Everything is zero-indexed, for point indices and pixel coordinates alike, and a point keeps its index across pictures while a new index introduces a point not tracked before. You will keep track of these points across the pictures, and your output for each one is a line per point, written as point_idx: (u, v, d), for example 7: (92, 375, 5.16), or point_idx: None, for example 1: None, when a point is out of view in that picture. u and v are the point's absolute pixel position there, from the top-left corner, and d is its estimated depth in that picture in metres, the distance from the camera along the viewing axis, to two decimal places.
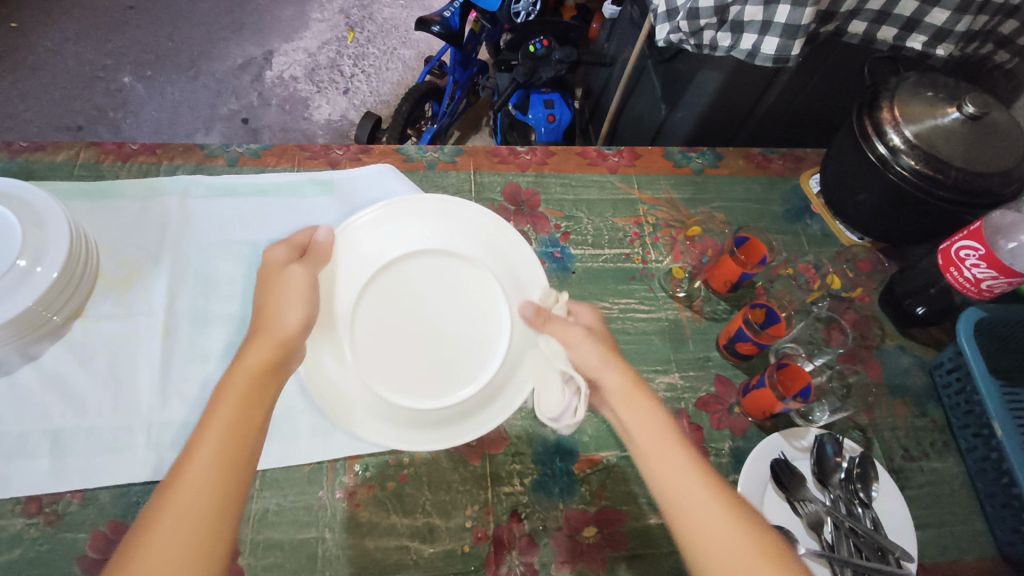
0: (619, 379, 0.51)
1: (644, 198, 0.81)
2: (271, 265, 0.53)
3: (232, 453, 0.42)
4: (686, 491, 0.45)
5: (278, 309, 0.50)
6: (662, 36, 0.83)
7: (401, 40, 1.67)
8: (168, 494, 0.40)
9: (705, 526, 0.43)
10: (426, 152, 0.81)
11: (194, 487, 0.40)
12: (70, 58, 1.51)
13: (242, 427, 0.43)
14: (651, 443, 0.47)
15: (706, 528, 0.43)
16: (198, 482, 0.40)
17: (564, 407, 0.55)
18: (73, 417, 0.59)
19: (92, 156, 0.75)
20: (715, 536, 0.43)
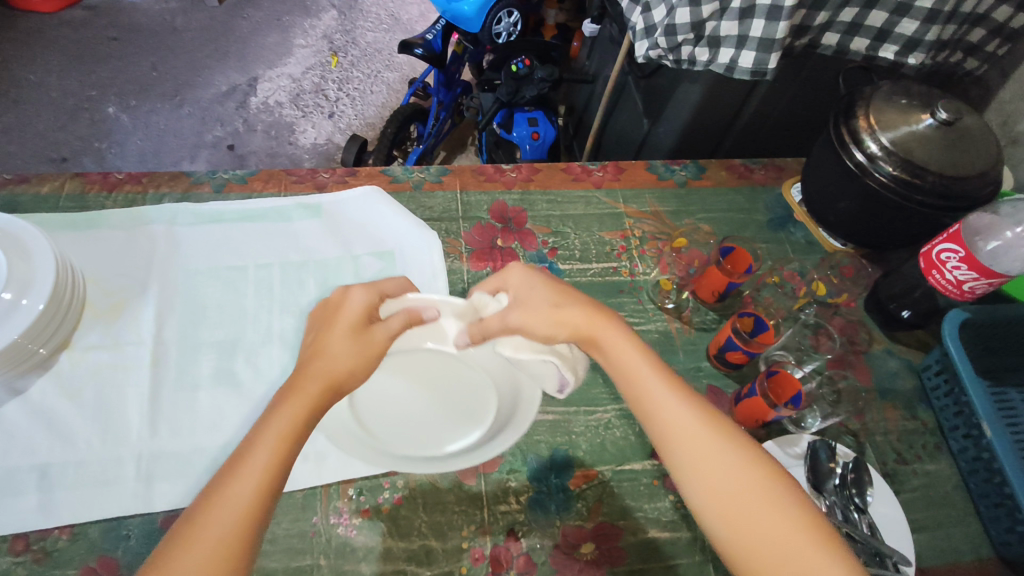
0: (579, 317, 0.53)
1: (630, 211, 0.82)
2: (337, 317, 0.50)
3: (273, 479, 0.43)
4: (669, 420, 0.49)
5: (332, 348, 0.48)
6: (642, 52, 0.85)
7: (385, 63, 1.69)
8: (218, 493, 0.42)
9: (704, 463, 0.47)
10: (412, 173, 0.81)
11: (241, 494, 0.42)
12: (54, 90, 1.52)
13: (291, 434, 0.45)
14: (632, 375, 0.52)
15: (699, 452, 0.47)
16: (238, 506, 0.41)
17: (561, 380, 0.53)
18: (61, 451, 0.58)
19: (76, 187, 0.74)
20: (706, 460, 0.47)
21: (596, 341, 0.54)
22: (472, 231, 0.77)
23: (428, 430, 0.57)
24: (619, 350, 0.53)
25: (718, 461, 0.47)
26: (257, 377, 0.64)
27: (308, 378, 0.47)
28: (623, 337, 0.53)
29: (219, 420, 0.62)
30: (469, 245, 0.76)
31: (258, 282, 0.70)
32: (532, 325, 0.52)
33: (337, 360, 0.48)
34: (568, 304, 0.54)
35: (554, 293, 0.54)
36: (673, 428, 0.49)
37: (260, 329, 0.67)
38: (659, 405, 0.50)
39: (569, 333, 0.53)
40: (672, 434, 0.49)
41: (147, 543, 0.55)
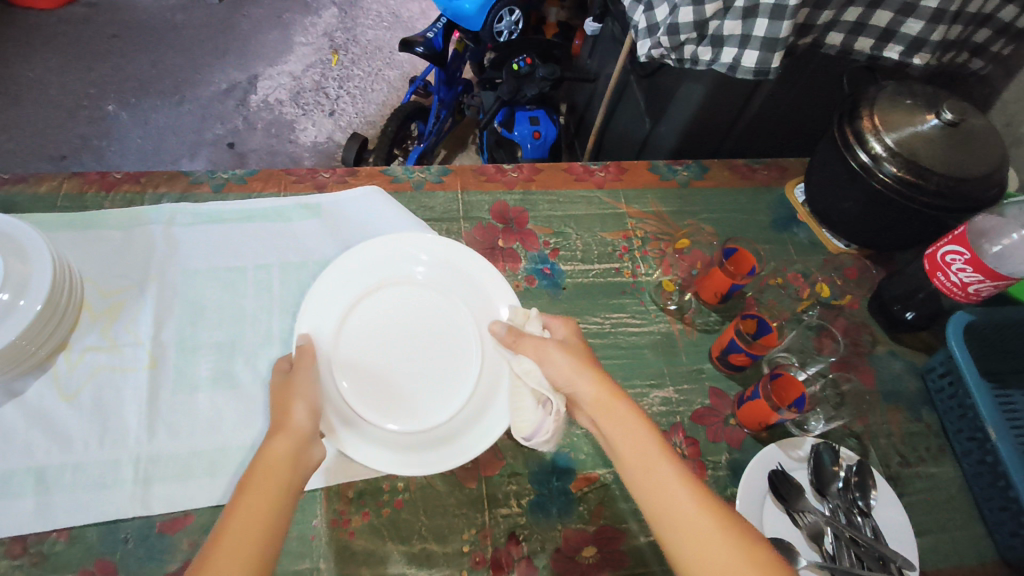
0: (597, 387, 0.52)
1: (631, 212, 0.81)
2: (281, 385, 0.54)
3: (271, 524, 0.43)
4: (671, 502, 0.45)
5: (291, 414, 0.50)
6: (644, 51, 0.84)
7: (386, 61, 1.69)
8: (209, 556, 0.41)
9: (704, 552, 0.43)
10: (413, 173, 0.80)
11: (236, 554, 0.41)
12: (53, 87, 1.51)
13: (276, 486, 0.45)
14: (642, 458, 0.48)
15: (699, 539, 0.43)
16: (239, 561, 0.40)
17: (539, 426, 0.55)
18: (58, 453, 0.58)
19: (74, 187, 0.73)
20: (707, 552, 0.43)
21: (612, 410, 0.51)
22: (473, 232, 0.77)
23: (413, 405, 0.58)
24: (625, 425, 0.50)
25: (717, 550, 0.43)
26: (256, 379, 0.64)
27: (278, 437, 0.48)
28: (631, 411, 0.51)
29: (217, 422, 0.61)
30: (470, 245, 0.75)
31: (257, 283, 0.70)
32: (555, 370, 0.54)
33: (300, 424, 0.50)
34: (589, 371, 0.53)
35: (582, 354, 0.55)
36: (671, 511, 0.45)
37: (260, 331, 0.67)
38: (663, 490, 0.46)
39: (583, 393, 0.53)
40: (669, 518, 0.45)
41: (144, 546, 0.55)
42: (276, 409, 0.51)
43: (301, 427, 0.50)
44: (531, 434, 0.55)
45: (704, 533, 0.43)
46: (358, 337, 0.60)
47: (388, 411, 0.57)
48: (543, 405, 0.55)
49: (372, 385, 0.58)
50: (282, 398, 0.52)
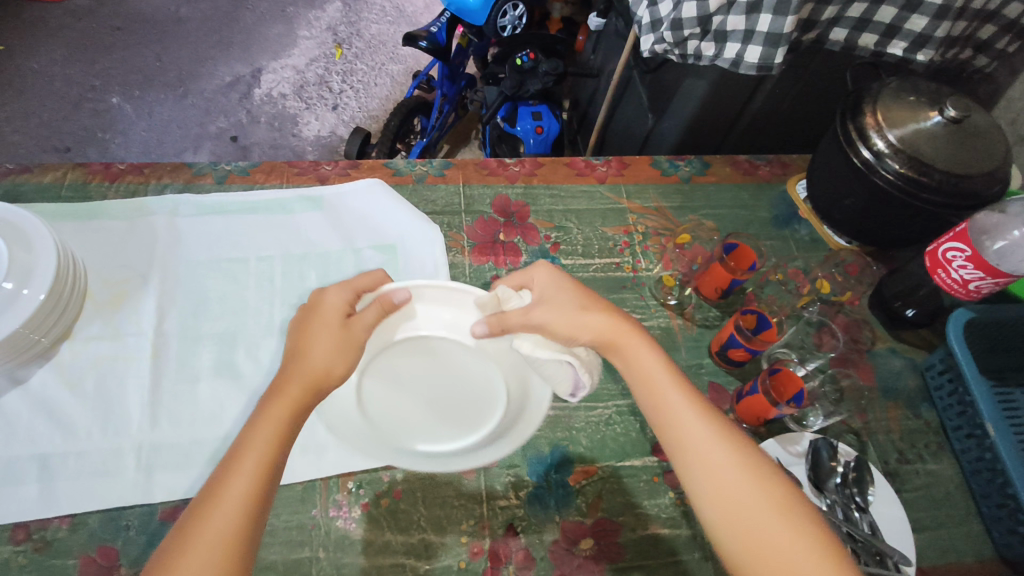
0: (603, 325, 0.52)
1: (633, 207, 0.81)
2: (332, 311, 0.49)
3: (265, 484, 0.44)
4: (685, 430, 0.48)
5: (313, 353, 0.47)
6: (647, 47, 0.85)
7: (390, 56, 1.69)
8: (206, 506, 0.42)
9: (716, 476, 0.46)
10: (415, 166, 0.81)
11: (230, 510, 0.42)
12: (58, 79, 1.51)
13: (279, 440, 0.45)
14: (649, 384, 0.51)
15: (712, 465, 0.47)
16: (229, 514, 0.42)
17: (576, 382, 0.49)
18: (62, 441, 0.58)
19: (79, 177, 0.74)
20: (720, 477, 0.46)
21: (616, 345, 0.52)
22: (473, 225, 0.77)
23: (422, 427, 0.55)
24: (639, 359, 0.51)
25: (727, 473, 0.46)
26: (257, 369, 0.64)
27: (292, 382, 0.47)
28: (643, 343, 0.52)
29: (219, 412, 0.61)
30: (471, 239, 0.76)
31: (259, 274, 0.70)
32: (554, 326, 0.50)
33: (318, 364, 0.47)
34: (596, 313, 0.52)
35: (578, 295, 0.53)
36: (686, 439, 0.48)
37: (261, 322, 0.67)
38: (677, 417, 0.49)
39: (589, 337, 0.51)
40: (684, 444, 0.48)
41: (146, 534, 0.55)
42: (295, 354, 0.48)
43: (318, 367, 0.46)
44: (575, 389, 0.49)
45: (716, 459, 0.47)
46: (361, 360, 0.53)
47: (411, 432, 0.54)
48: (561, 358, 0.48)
49: (378, 407, 0.54)
50: (303, 336, 0.49)
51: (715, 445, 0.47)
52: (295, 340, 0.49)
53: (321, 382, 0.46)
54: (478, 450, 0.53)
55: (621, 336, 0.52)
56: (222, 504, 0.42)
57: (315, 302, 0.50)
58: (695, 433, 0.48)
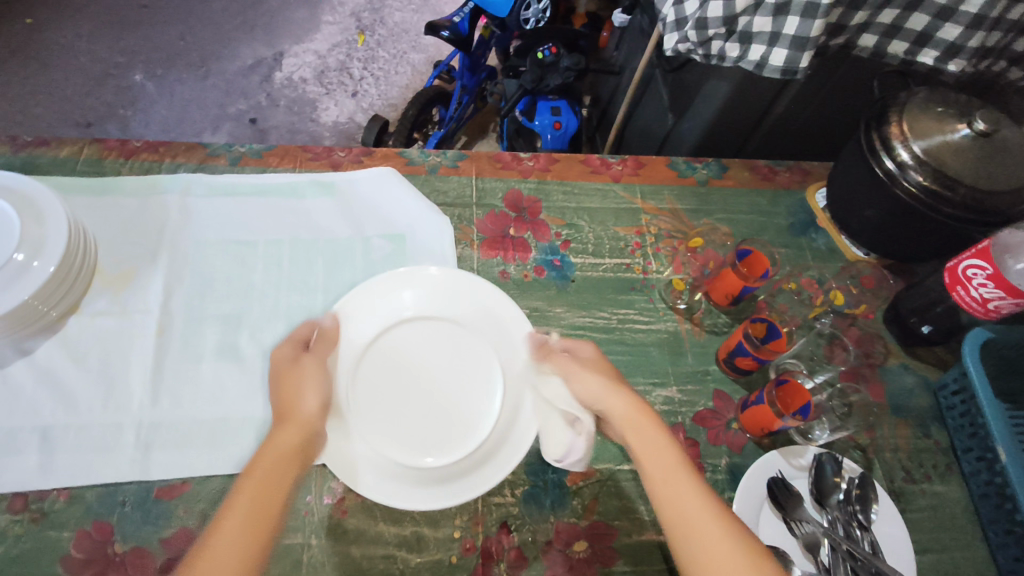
0: (624, 403, 0.54)
1: (647, 208, 0.80)
2: (281, 359, 0.57)
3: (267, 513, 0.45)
4: (683, 510, 0.47)
5: (301, 402, 0.53)
6: (671, 45, 0.83)
7: (412, 44, 1.68)
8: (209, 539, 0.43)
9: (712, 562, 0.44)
10: (428, 156, 0.80)
11: (232, 536, 0.43)
12: (83, 54, 1.53)
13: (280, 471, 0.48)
14: (655, 462, 0.50)
15: (709, 551, 0.45)
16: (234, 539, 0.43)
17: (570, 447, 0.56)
18: (63, 413, 0.59)
19: (94, 152, 0.74)
20: (716, 563, 0.44)
21: (632, 422, 0.53)
22: (484, 219, 0.76)
23: (432, 441, 0.57)
24: (648, 439, 0.51)
25: (726, 559, 0.44)
26: (260, 353, 0.64)
27: (286, 425, 0.51)
28: (656, 428, 0.52)
29: (220, 393, 0.62)
30: (481, 232, 0.75)
31: (267, 258, 0.70)
32: (578, 382, 0.56)
33: (307, 414, 0.52)
34: (615, 389, 0.55)
35: (604, 370, 0.57)
36: (683, 518, 0.47)
37: (266, 306, 0.67)
38: (675, 499, 0.47)
39: (606, 407, 0.54)
40: (682, 527, 0.46)
41: (141, 510, 0.56)
42: (281, 399, 0.54)
43: (305, 415, 0.52)
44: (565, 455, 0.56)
45: (714, 544, 0.45)
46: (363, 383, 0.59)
47: (420, 445, 0.57)
48: (573, 425, 0.56)
49: (384, 427, 0.57)
50: (287, 381, 0.55)
51: (712, 530, 0.45)
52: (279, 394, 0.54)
53: (310, 423, 0.52)
54: (487, 453, 0.57)
55: (636, 415, 0.53)
56: (224, 530, 0.43)
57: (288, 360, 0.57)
58: (693, 514, 0.46)
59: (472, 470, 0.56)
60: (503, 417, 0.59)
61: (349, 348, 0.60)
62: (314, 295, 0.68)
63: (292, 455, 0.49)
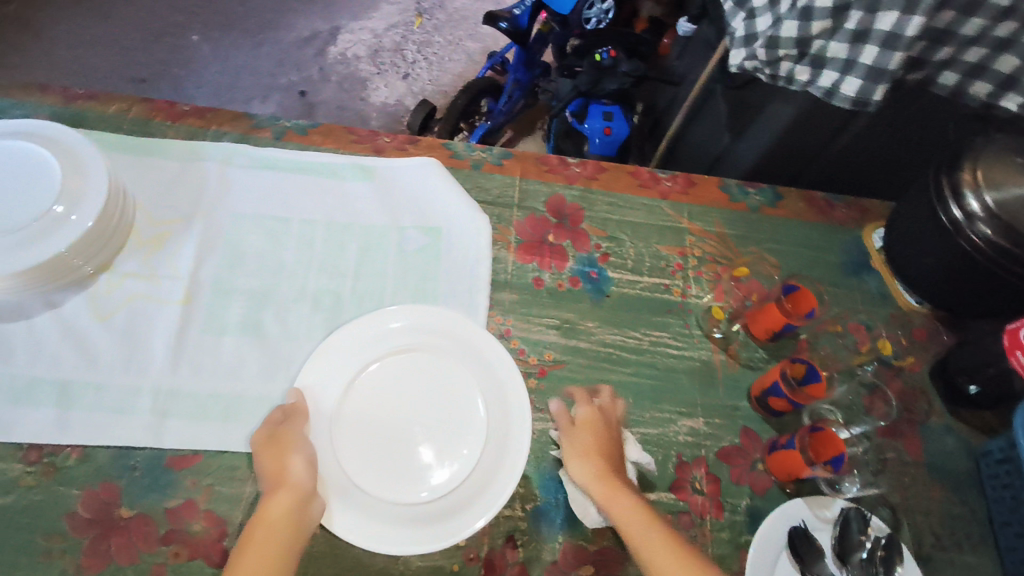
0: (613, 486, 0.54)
1: (693, 228, 0.77)
2: (268, 426, 0.55)
3: None
4: None
5: (289, 470, 0.52)
6: (736, 62, 0.80)
7: (468, 32, 1.67)
8: None
9: None
10: (474, 151, 0.78)
11: None
12: (145, 11, 1.51)
13: (275, 548, 0.47)
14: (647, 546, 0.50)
15: None
16: None
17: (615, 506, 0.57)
18: (84, 369, 0.58)
19: (142, 112, 0.74)
20: None
21: (617, 509, 0.53)
22: (523, 222, 0.74)
23: (426, 485, 0.56)
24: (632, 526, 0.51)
25: None
26: (283, 333, 0.63)
27: (275, 495, 0.50)
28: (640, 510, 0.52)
29: (239, 368, 0.61)
30: (518, 235, 0.73)
31: (300, 237, 0.68)
32: (574, 460, 0.56)
33: (300, 480, 0.51)
34: (605, 470, 0.55)
35: (598, 441, 0.57)
36: None
37: (295, 286, 0.66)
38: None
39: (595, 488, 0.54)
40: None
41: (150, 476, 0.55)
42: (270, 467, 0.52)
43: (298, 483, 0.51)
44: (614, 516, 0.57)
45: None
46: (348, 436, 0.56)
47: (415, 488, 0.55)
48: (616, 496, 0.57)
49: (377, 480, 0.55)
50: (272, 452, 0.53)
51: None
52: (265, 463, 0.53)
53: (301, 490, 0.51)
54: (478, 488, 0.55)
55: (624, 501, 0.53)
56: None
57: (270, 427, 0.55)
58: None
59: (470, 503, 0.54)
60: (493, 443, 0.57)
61: (323, 417, 0.57)
62: (343, 280, 0.67)
63: (286, 529, 0.48)
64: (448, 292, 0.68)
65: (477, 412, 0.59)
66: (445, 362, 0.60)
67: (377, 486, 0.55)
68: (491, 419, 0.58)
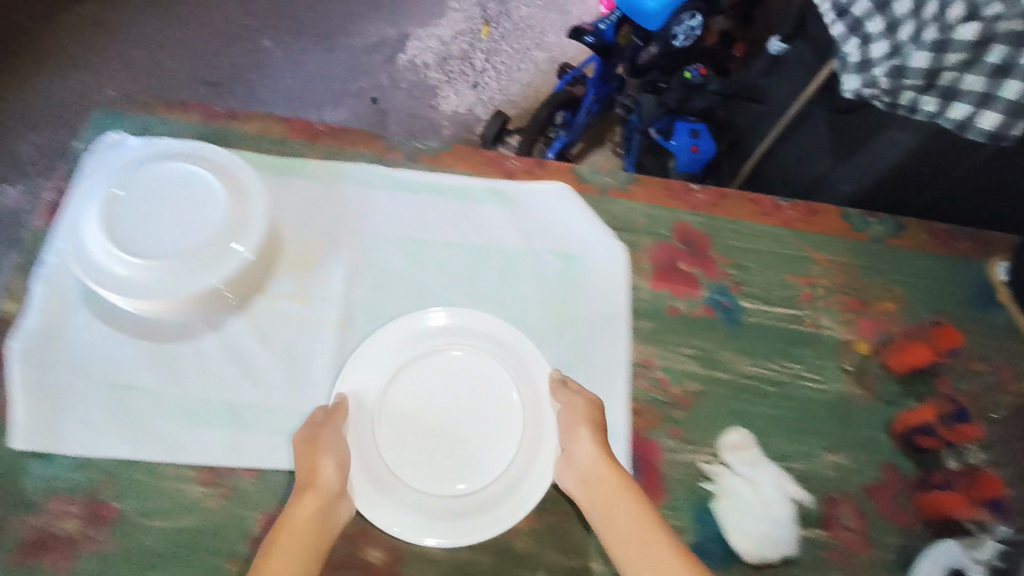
0: (612, 479, 0.55)
1: (818, 258, 0.77)
2: (310, 431, 0.57)
3: None
4: None
5: (320, 473, 0.54)
6: (850, 88, 0.80)
7: (534, 41, 1.66)
8: None
9: None
10: (599, 175, 0.78)
11: None
12: (217, 13, 1.50)
13: (305, 549, 0.49)
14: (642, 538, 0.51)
15: None
16: None
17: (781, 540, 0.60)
18: (250, 391, 0.60)
19: (278, 130, 0.74)
20: None
21: (612, 502, 0.54)
22: (653, 249, 0.74)
23: (472, 477, 0.59)
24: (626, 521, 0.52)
25: None
26: None
27: (300, 498, 0.52)
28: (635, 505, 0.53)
29: None
30: (651, 263, 0.73)
31: (443, 261, 0.69)
32: (574, 454, 0.57)
33: (331, 483, 0.53)
34: (605, 466, 0.56)
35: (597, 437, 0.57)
36: None
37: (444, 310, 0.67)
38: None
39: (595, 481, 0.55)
40: None
41: None
42: (304, 470, 0.54)
43: (330, 487, 0.53)
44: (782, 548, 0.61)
45: None
46: (392, 432, 0.59)
47: (459, 478, 0.59)
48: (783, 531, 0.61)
49: (421, 474, 0.58)
50: (316, 454, 0.55)
51: None
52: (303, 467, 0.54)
53: (327, 492, 0.52)
54: (521, 470, 0.59)
55: (618, 497, 0.54)
56: None
57: (310, 431, 0.57)
58: None
59: (512, 488, 0.58)
60: (528, 425, 0.61)
61: (367, 414, 0.59)
62: (487, 305, 0.68)
63: (299, 527, 0.50)
64: (589, 319, 0.69)
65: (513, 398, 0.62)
66: (472, 356, 0.63)
67: (420, 479, 0.58)
68: (524, 402, 0.62)
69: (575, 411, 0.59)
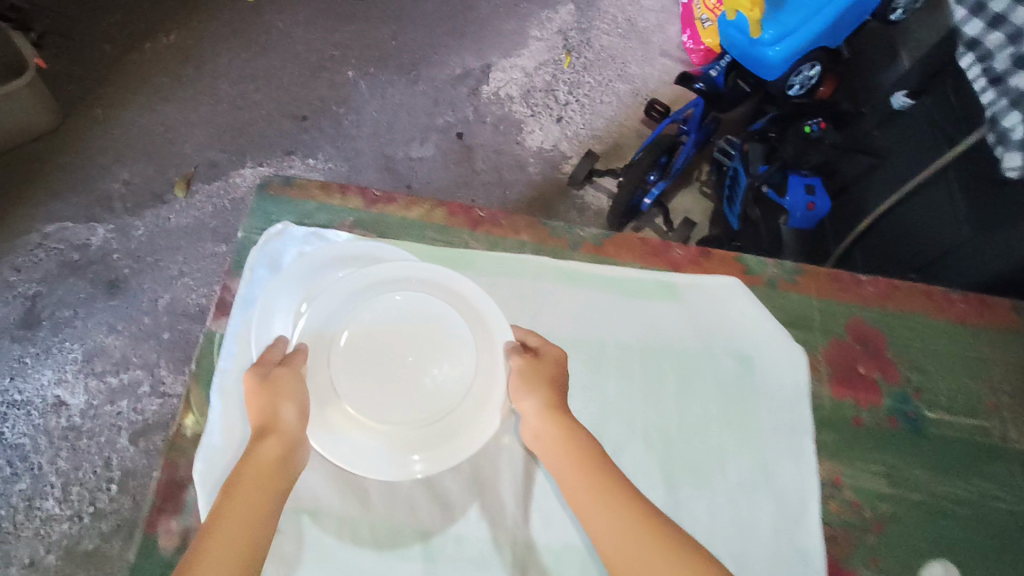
0: (574, 436, 0.52)
1: (998, 359, 0.72)
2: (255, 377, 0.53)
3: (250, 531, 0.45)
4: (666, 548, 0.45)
5: (276, 420, 0.51)
6: (1010, 165, 0.79)
7: (617, 72, 1.60)
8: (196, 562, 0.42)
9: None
10: (767, 265, 0.74)
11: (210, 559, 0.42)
12: (300, 43, 1.47)
13: (265, 494, 0.47)
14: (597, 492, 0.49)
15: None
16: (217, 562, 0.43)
17: None
18: (441, 519, 0.61)
19: (442, 219, 0.71)
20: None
21: (590, 461, 0.51)
22: (830, 349, 0.70)
23: (387, 410, 0.58)
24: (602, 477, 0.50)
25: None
26: None
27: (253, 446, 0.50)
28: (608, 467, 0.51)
29: None
30: (829, 366, 0.70)
31: (620, 366, 0.66)
32: (523, 403, 0.55)
33: (290, 426, 0.51)
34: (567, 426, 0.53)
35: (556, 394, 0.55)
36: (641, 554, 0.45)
37: (624, 420, 0.64)
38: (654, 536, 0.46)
39: (556, 438, 0.53)
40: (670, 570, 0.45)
41: None
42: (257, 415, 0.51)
43: (286, 429, 0.51)
44: None
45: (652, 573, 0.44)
46: (345, 372, 0.58)
47: (419, 415, 0.58)
48: None
49: (380, 411, 0.57)
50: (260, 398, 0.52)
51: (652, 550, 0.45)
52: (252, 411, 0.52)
53: (288, 438, 0.50)
54: (477, 400, 0.58)
55: (590, 455, 0.51)
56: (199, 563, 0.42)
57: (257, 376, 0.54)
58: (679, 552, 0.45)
59: (470, 417, 0.57)
60: (481, 360, 0.59)
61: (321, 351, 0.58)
62: (670, 414, 0.65)
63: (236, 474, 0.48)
64: (773, 430, 0.65)
65: (462, 333, 0.60)
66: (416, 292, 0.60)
67: (377, 415, 0.57)
68: (476, 337, 0.59)
69: (536, 371, 0.56)
